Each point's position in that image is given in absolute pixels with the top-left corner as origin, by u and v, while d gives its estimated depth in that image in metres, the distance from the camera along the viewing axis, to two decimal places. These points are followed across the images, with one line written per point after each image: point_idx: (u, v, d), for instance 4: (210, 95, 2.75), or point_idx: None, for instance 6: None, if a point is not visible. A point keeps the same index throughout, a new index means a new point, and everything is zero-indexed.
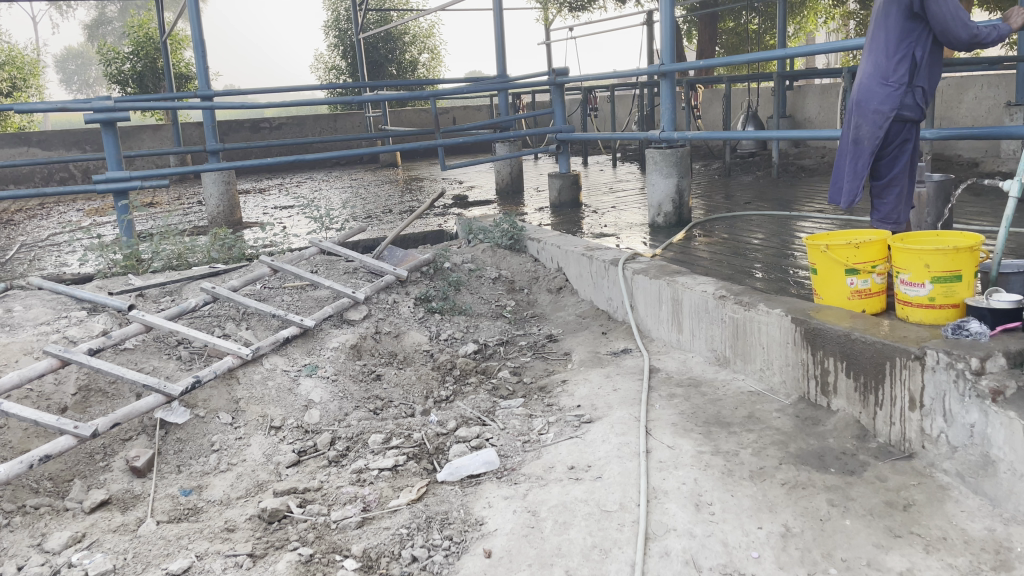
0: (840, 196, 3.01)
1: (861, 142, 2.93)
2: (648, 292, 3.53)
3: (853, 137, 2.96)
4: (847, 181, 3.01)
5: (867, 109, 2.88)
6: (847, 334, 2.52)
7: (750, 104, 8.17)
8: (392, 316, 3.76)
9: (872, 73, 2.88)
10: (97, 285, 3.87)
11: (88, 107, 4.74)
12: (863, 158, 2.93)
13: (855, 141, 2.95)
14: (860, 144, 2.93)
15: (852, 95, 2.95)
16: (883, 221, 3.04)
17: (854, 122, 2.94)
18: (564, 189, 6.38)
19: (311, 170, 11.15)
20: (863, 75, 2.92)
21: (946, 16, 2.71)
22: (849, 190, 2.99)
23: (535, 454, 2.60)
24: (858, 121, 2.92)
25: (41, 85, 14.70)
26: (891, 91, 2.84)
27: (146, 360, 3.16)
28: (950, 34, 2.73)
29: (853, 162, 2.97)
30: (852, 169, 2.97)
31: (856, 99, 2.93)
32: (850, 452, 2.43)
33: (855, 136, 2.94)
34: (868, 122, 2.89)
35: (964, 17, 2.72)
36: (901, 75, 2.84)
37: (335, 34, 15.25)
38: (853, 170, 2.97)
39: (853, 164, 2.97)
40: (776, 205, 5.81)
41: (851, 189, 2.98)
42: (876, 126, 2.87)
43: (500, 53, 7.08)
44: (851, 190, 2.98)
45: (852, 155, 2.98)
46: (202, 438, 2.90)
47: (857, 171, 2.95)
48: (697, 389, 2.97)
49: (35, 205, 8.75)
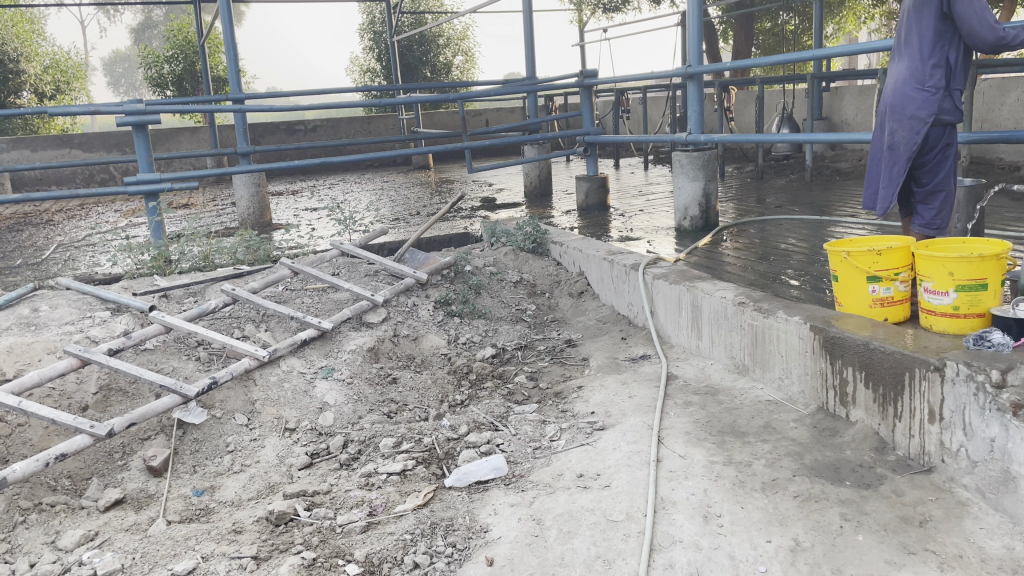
0: (876, 203, 2.92)
1: (897, 148, 2.84)
2: (668, 297, 3.48)
3: (888, 143, 2.88)
4: (882, 188, 2.91)
5: (904, 115, 2.80)
6: (865, 343, 2.45)
7: (784, 106, 8.04)
8: (411, 319, 3.77)
9: (907, 77, 2.81)
10: (124, 286, 3.94)
11: (120, 111, 4.84)
12: (899, 165, 2.84)
13: (891, 147, 2.86)
14: (896, 150, 2.84)
15: (886, 100, 2.88)
16: (924, 228, 2.93)
17: (890, 128, 2.86)
18: (591, 191, 6.35)
19: (344, 172, 11.26)
20: (897, 80, 2.85)
21: (971, 18, 2.65)
22: (885, 197, 2.90)
23: (545, 461, 2.57)
24: (894, 127, 2.84)
25: (85, 88, 15.06)
26: (928, 95, 2.76)
27: (165, 361, 3.19)
28: (976, 36, 2.67)
29: (888, 169, 2.88)
30: (888, 176, 2.88)
31: (891, 104, 2.85)
32: (867, 465, 2.37)
33: (891, 142, 2.86)
34: (904, 127, 2.80)
35: (990, 19, 2.65)
36: (937, 79, 2.77)
37: (370, 37, 15.39)
38: (889, 177, 2.88)
39: (888, 171, 2.88)
40: (807, 209, 5.70)
41: (888, 197, 2.89)
42: (914, 131, 2.79)
43: (530, 55, 7.06)
44: (887, 197, 2.89)
45: (888, 161, 2.89)
46: (217, 439, 2.92)
47: (893, 177, 2.86)
48: (714, 398, 2.92)
49: (75, 206, 8.95)
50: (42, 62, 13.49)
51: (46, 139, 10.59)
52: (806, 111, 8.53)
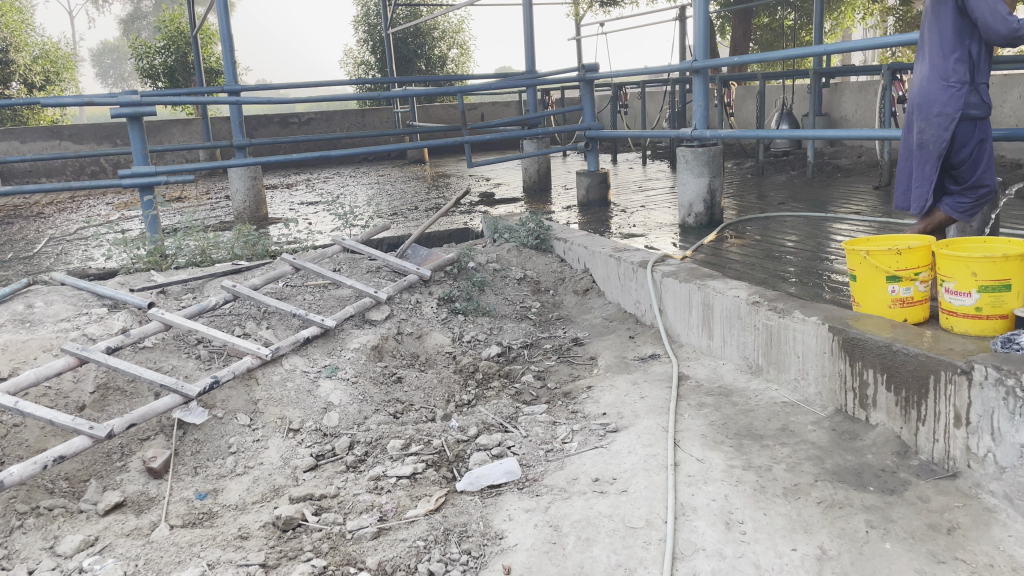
0: (910, 203, 2.87)
1: (926, 146, 2.79)
2: (678, 296, 3.42)
3: (917, 141, 2.83)
4: (915, 187, 2.87)
5: (930, 112, 2.75)
6: (888, 345, 2.39)
7: (785, 102, 7.99)
8: (415, 317, 3.69)
9: (931, 75, 2.76)
10: (120, 281, 3.84)
11: (115, 102, 4.73)
12: (930, 162, 2.79)
13: (920, 145, 2.81)
14: (925, 148, 2.79)
15: (912, 99, 2.83)
16: (954, 210, 2.85)
17: (917, 127, 2.81)
18: (592, 187, 6.28)
19: (338, 165, 11.15)
20: (920, 79, 2.79)
21: (983, 12, 2.59)
22: (919, 196, 2.85)
23: (559, 464, 2.51)
24: (922, 125, 2.78)
25: (75, 79, 14.88)
26: (954, 91, 2.70)
27: (165, 359, 3.11)
28: (988, 29, 2.59)
29: (919, 167, 2.83)
30: (920, 174, 2.83)
31: (917, 102, 2.80)
32: (890, 470, 2.31)
33: (920, 140, 2.80)
34: (931, 125, 2.75)
35: (1003, 12, 2.57)
36: (962, 73, 2.70)
37: (365, 29, 15.26)
38: (921, 175, 2.83)
39: (920, 169, 2.83)
40: (810, 205, 5.65)
41: (922, 195, 2.84)
42: (943, 128, 2.73)
43: (529, 48, 6.98)
44: (922, 196, 2.84)
45: (918, 160, 2.84)
46: (219, 440, 2.85)
47: (925, 175, 2.81)
48: (728, 399, 2.86)
49: (65, 198, 8.83)
50: (31, 52, 13.31)
51: (35, 130, 10.44)
52: (806, 107, 8.48)
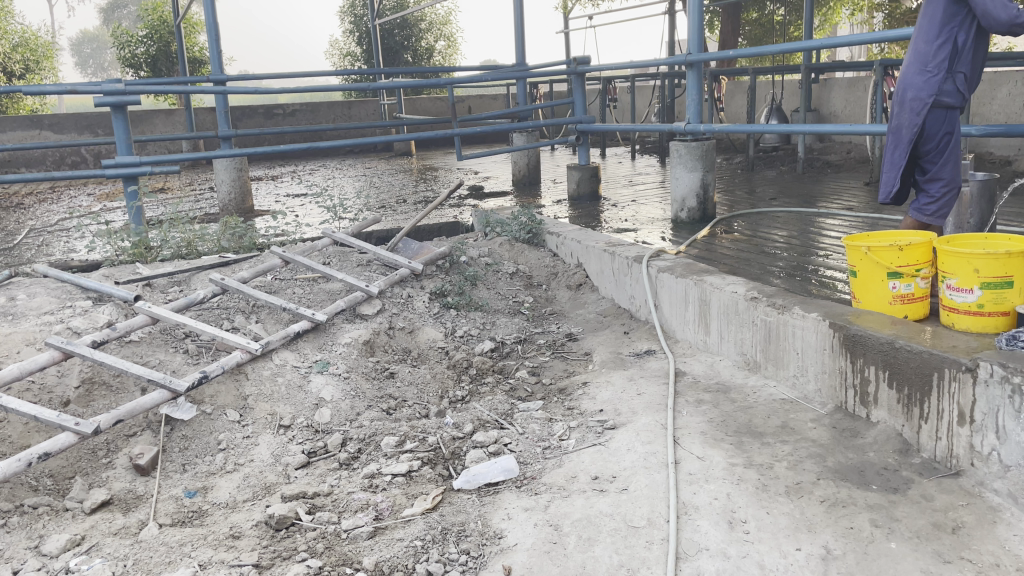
0: (878, 188, 2.87)
1: (898, 131, 2.78)
2: (673, 291, 3.39)
3: (892, 127, 2.82)
4: (886, 172, 2.86)
5: (904, 97, 2.75)
6: (890, 342, 2.37)
7: (774, 97, 7.97)
8: (407, 311, 3.64)
9: (911, 61, 2.76)
10: (104, 274, 3.76)
11: (98, 90, 4.63)
12: (901, 147, 2.78)
13: (893, 130, 2.80)
14: (897, 133, 2.78)
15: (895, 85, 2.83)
16: (919, 213, 2.85)
17: (893, 112, 2.81)
18: (583, 181, 6.24)
19: (324, 157, 11.05)
20: (903, 65, 2.79)
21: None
22: (887, 181, 2.84)
23: (557, 461, 2.47)
24: (896, 110, 2.78)
25: (55, 68, 14.66)
26: (928, 78, 2.70)
27: (152, 353, 3.04)
28: (989, 16, 2.56)
29: (891, 153, 2.82)
30: (890, 159, 2.83)
31: (896, 88, 2.80)
32: (892, 468, 2.29)
33: (894, 125, 2.80)
34: (904, 110, 2.75)
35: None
36: (941, 61, 2.69)
37: (351, 21, 15.12)
38: (891, 160, 2.83)
39: (891, 155, 2.83)
40: (801, 201, 5.64)
41: (889, 180, 2.84)
42: (914, 113, 2.72)
43: (519, 40, 6.92)
44: (889, 181, 2.84)
45: (891, 146, 2.83)
46: (209, 436, 2.78)
47: (895, 161, 2.81)
48: (726, 396, 2.83)
49: (46, 188, 8.67)
50: (10, 40, 13.08)
51: (15, 119, 10.26)
52: (795, 102, 8.47)
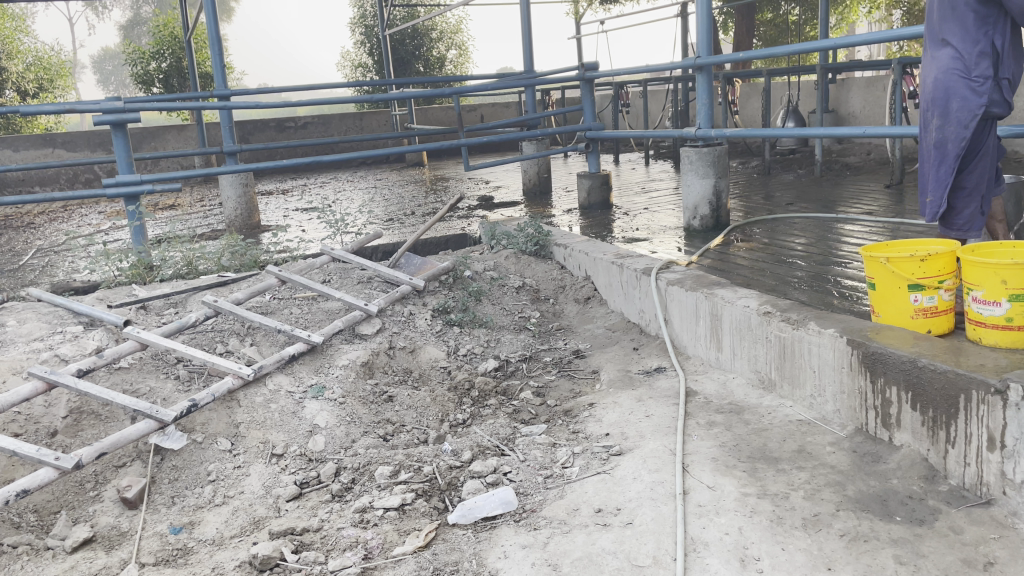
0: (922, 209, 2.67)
1: (945, 145, 2.58)
2: (684, 305, 3.25)
3: (933, 140, 2.61)
4: (929, 190, 2.67)
5: (949, 108, 2.54)
6: (912, 361, 2.21)
7: (790, 99, 7.80)
8: (408, 330, 3.52)
9: (949, 68, 2.55)
10: (99, 296, 3.67)
11: (96, 108, 4.56)
12: (947, 164, 2.59)
13: (936, 144, 2.60)
14: (944, 147, 2.58)
15: (927, 93, 2.62)
16: (949, 230, 2.71)
17: (933, 124, 2.60)
18: (593, 189, 6.10)
19: (336, 169, 11.00)
20: (936, 71, 2.58)
21: None
22: (933, 201, 2.64)
23: (558, 492, 2.33)
24: (938, 122, 2.58)
25: (70, 87, 14.76)
26: (976, 85, 2.51)
27: (141, 381, 2.94)
28: None
29: (935, 169, 2.62)
30: (935, 177, 2.63)
31: (932, 97, 2.59)
32: (918, 497, 2.13)
33: (937, 139, 2.60)
34: (952, 122, 2.54)
35: None
36: (985, 67, 2.51)
37: (362, 32, 15.12)
38: (936, 177, 2.63)
39: (936, 171, 2.62)
40: (819, 205, 5.47)
41: (936, 200, 2.64)
42: (962, 125, 2.53)
43: (527, 46, 6.81)
44: (936, 202, 2.64)
45: (933, 161, 2.63)
46: (198, 466, 2.68)
47: (942, 178, 2.61)
48: (739, 418, 2.68)
49: (58, 207, 8.67)
50: (23, 59, 13.17)
51: (29, 138, 10.31)
52: (811, 104, 8.29)
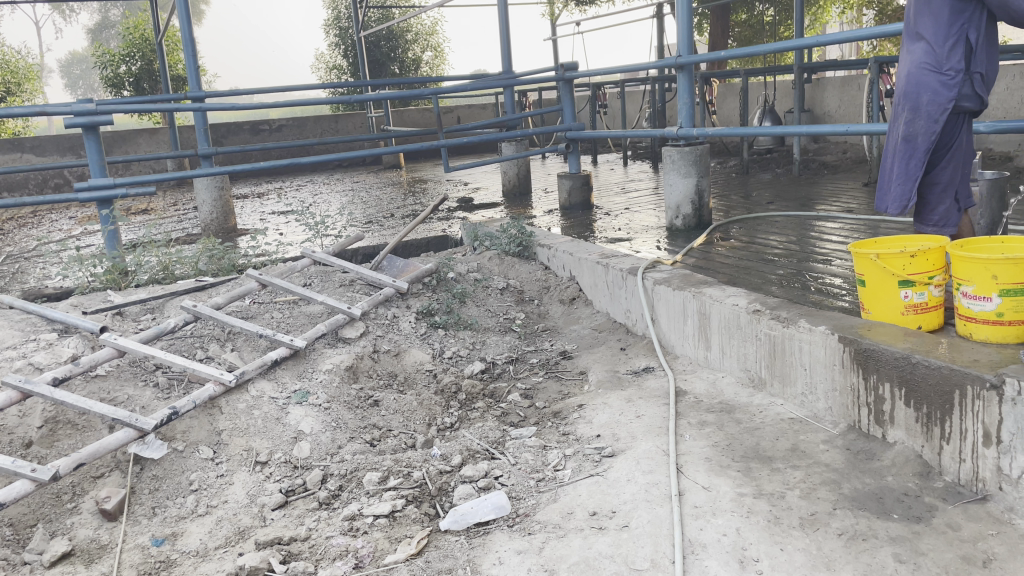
0: (888, 202, 2.65)
1: (914, 139, 2.58)
2: (671, 304, 3.22)
3: (902, 134, 2.61)
4: (895, 185, 2.66)
5: (920, 101, 2.54)
6: (906, 357, 2.20)
7: (766, 98, 7.82)
8: (392, 333, 3.47)
9: (922, 62, 2.54)
10: (74, 302, 3.57)
11: (68, 111, 4.46)
12: (916, 158, 2.59)
13: (905, 138, 2.60)
14: (912, 141, 2.58)
15: (899, 87, 2.61)
16: (924, 224, 2.73)
17: (904, 118, 2.59)
18: (574, 190, 6.08)
19: (312, 172, 10.89)
20: (908, 64, 2.58)
21: None
22: (900, 194, 2.63)
23: (552, 495, 2.29)
24: (909, 115, 2.57)
25: (39, 91, 14.50)
26: (947, 80, 2.50)
27: (119, 389, 2.86)
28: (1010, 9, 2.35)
29: (903, 163, 2.62)
30: (902, 170, 2.62)
31: (904, 91, 2.59)
32: (913, 494, 2.12)
33: (906, 132, 2.59)
34: (922, 116, 2.54)
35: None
36: (957, 61, 2.50)
37: (336, 33, 15.01)
38: (904, 171, 2.62)
39: (904, 165, 2.62)
40: (799, 203, 5.49)
41: (902, 194, 2.63)
42: (932, 119, 2.53)
43: (505, 47, 6.77)
44: (902, 195, 2.63)
45: (902, 155, 2.62)
46: (180, 475, 2.60)
47: (909, 172, 2.61)
48: (730, 417, 2.65)
49: (27, 213, 8.49)
50: None
51: None
52: (787, 103, 8.33)
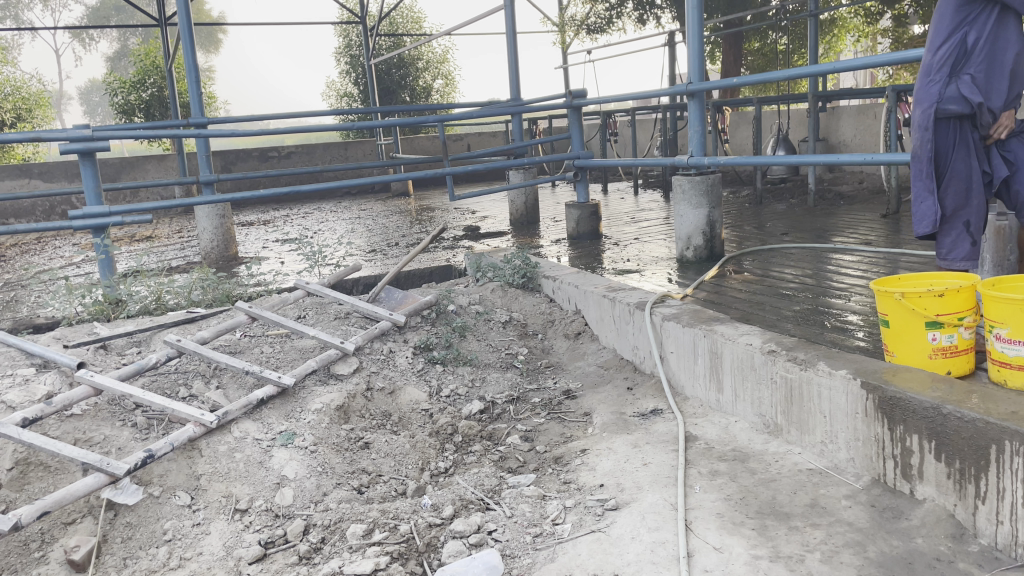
0: (914, 222, 2.51)
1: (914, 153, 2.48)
2: (681, 342, 3.05)
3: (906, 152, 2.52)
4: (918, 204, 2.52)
5: (915, 114, 2.46)
6: (936, 407, 2.02)
7: (780, 126, 7.67)
8: (387, 369, 3.30)
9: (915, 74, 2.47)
10: (58, 334, 3.43)
11: (62, 136, 4.35)
12: (920, 172, 2.47)
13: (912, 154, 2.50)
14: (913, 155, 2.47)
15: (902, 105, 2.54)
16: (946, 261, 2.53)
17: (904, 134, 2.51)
18: (582, 219, 5.93)
19: (319, 199, 10.81)
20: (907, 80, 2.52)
21: None
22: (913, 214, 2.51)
23: (549, 553, 2.11)
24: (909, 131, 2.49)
25: (50, 118, 14.58)
26: (934, 86, 2.41)
27: (95, 429, 2.71)
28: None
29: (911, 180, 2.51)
30: (912, 189, 2.51)
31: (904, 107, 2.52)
32: (946, 559, 1.92)
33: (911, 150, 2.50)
34: (915, 127, 2.45)
35: None
36: (945, 67, 2.41)
37: (347, 61, 15.05)
38: (918, 187, 2.50)
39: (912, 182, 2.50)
40: (814, 235, 5.32)
41: (923, 211, 2.48)
42: (923, 128, 2.43)
43: (514, 72, 6.67)
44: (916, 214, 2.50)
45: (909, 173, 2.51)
46: (155, 523, 2.43)
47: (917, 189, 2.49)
48: (744, 466, 2.46)
49: (31, 239, 8.43)
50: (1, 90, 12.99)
51: (4, 169, 10.09)
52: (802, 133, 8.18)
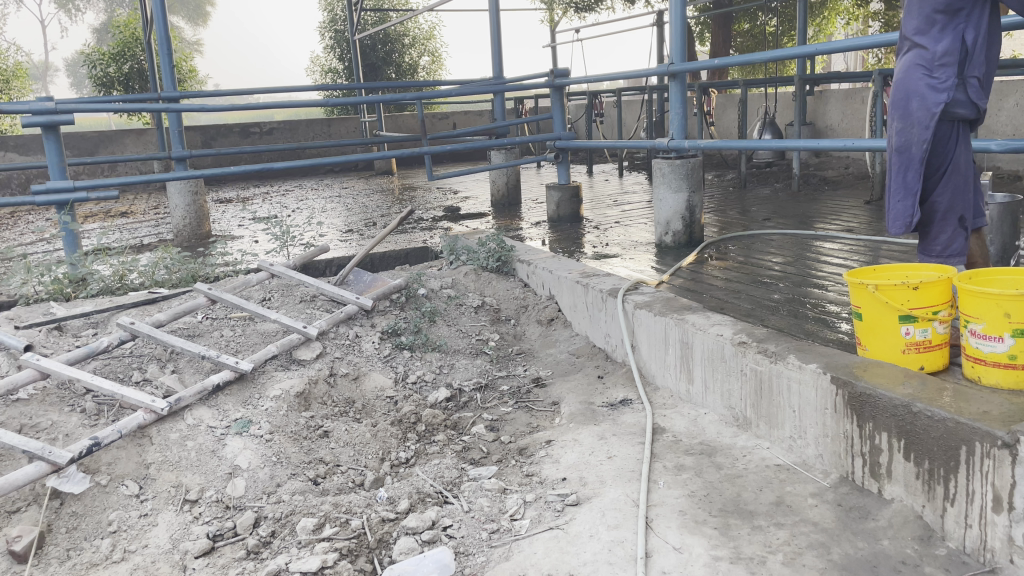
0: (889, 222, 2.39)
1: (908, 149, 2.32)
2: (652, 331, 2.97)
3: (895, 145, 2.36)
4: (895, 202, 2.39)
5: (909, 107, 2.30)
6: (906, 406, 1.94)
7: (767, 109, 7.57)
8: (352, 355, 3.21)
9: (912, 65, 2.30)
10: (11, 314, 3.32)
11: (22, 109, 4.21)
12: (913, 169, 2.32)
13: (898, 149, 2.34)
14: (907, 151, 2.32)
15: (890, 95, 2.37)
16: (928, 255, 2.44)
17: (895, 127, 2.35)
18: (563, 202, 5.83)
19: (301, 176, 10.67)
20: (898, 70, 2.34)
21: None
22: (898, 212, 2.37)
23: (504, 551, 2.03)
24: (901, 124, 2.32)
25: (29, 89, 14.32)
26: (937, 82, 2.26)
27: (42, 414, 2.61)
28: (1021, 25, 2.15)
29: (899, 176, 2.36)
30: (900, 184, 2.36)
31: (894, 97, 2.34)
32: (912, 562, 1.85)
33: (899, 143, 2.34)
34: (913, 123, 2.29)
35: None
36: (950, 63, 2.25)
37: (332, 37, 14.84)
38: (902, 186, 2.36)
39: (900, 178, 2.35)
40: (796, 221, 5.25)
41: (903, 211, 2.36)
42: (925, 126, 2.27)
43: (496, 50, 6.53)
44: (903, 211, 2.36)
45: (897, 167, 2.36)
46: (100, 514, 2.34)
47: (907, 185, 2.35)
48: (711, 461, 2.39)
49: (5, 214, 8.28)
50: None
51: None
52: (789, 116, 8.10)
